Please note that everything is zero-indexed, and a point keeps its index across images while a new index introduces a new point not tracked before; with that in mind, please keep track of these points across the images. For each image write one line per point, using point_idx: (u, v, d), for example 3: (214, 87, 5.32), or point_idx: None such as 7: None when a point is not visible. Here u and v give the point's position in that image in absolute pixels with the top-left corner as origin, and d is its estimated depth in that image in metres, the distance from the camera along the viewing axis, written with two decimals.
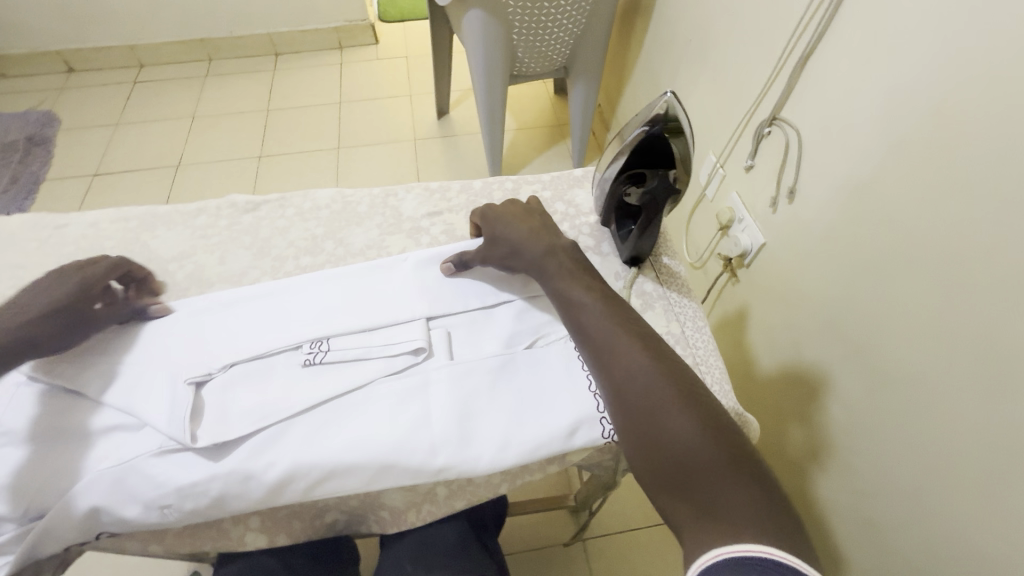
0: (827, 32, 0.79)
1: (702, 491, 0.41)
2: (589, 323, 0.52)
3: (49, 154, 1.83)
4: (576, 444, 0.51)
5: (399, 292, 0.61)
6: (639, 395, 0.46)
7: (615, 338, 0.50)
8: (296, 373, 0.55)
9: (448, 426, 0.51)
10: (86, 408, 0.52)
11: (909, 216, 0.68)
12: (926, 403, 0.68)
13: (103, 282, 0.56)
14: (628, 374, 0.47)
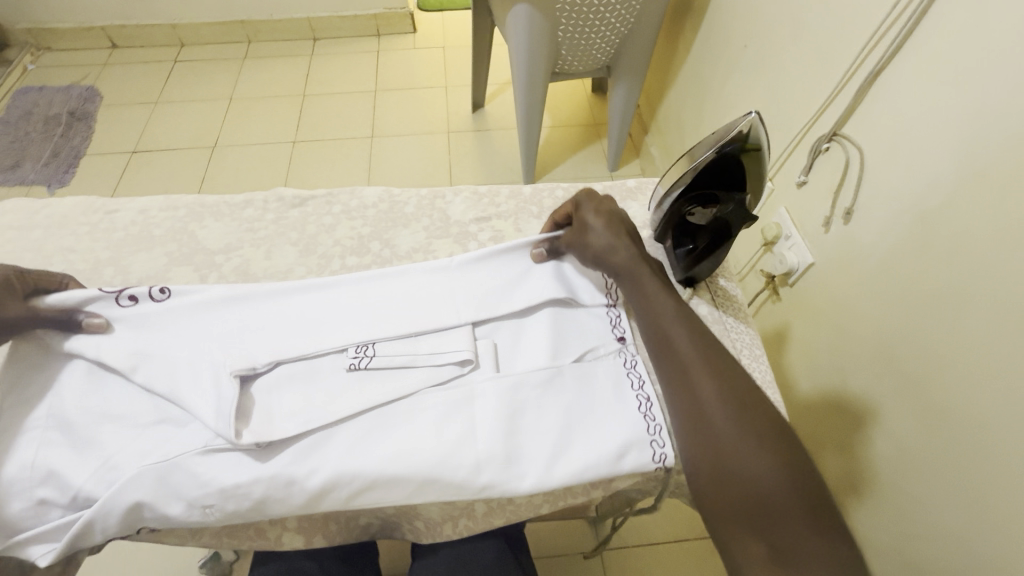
0: (902, 49, 0.75)
1: (775, 532, 0.42)
2: (670, 340, 0.51)
3: (90, 128, 1.86)
4: (624, 468, 0.49)
5: (445, 297, 0.60)
6: (722, 425, 0.46)
7: (693, 362, 0.49)
8: (342, 378, 0.54)
9: (497, 444, 0.50)
10: (134, 394, 0.52)
11: (983, 251, 0.64)
12: (984, 450, 0.65)
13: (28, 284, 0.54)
14: (710, 398, 0.47)
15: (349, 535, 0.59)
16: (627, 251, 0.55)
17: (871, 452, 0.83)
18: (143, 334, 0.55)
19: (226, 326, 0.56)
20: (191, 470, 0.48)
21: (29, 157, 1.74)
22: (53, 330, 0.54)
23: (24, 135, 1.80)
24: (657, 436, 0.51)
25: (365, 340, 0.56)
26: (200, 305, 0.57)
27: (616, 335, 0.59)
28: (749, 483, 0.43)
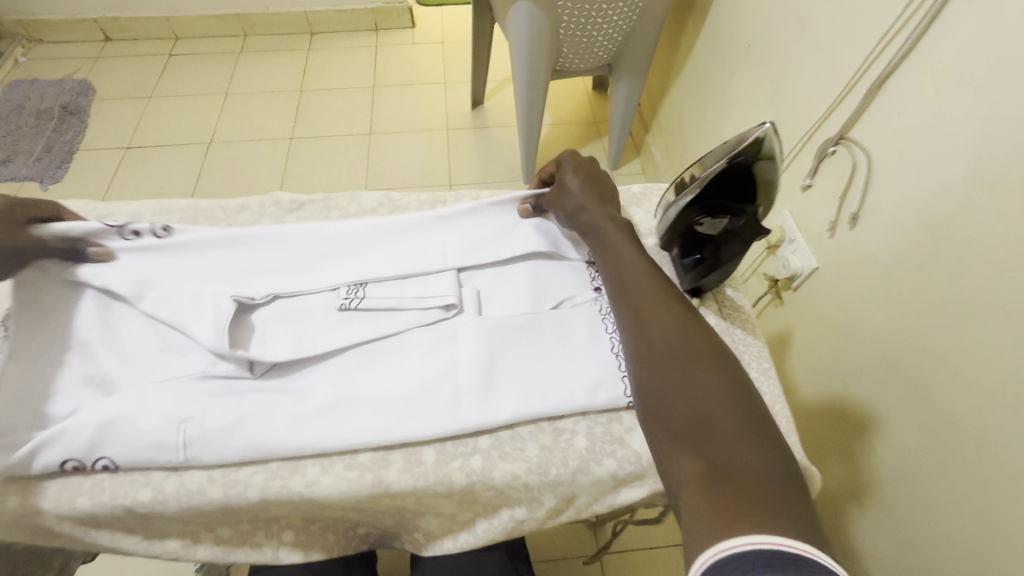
0: (913, 51, 0.73)
1: (715, 447, 0.41)
2: (626, 273, 0.52)
3: (83, 123, 1.83)
4: (598, 401, 0.51)
5: (435, 241, 0.60)
6: (676, 348, 0.47)
7: (647, 295, 0.50)
8: (331, 317, 0.55)
9: (478, 381, 0.51)
10: (133, 321, 0.54)
11: (993, 260, 0.63)
12: (987, 459, 0.64)
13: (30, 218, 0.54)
14: (661, 327, 0.48)
15: (346, 548, 0.57)
16: (590, 197, 0.57)
17: (873, 458, 0.82)
18: (149, 265, 0.57)
19: (229, 261, 0.58)
20: (179, 399, 0.49)
21: (20, 152, 1.71)
22: (58, 259, 0.55)
23: (16, 129, 1.77)
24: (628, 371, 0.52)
25: (356, 283, 0.57)
26: (207, 241, 0.58)
27: (594, 285, 0.59)
28: (695, 402, 0.44)
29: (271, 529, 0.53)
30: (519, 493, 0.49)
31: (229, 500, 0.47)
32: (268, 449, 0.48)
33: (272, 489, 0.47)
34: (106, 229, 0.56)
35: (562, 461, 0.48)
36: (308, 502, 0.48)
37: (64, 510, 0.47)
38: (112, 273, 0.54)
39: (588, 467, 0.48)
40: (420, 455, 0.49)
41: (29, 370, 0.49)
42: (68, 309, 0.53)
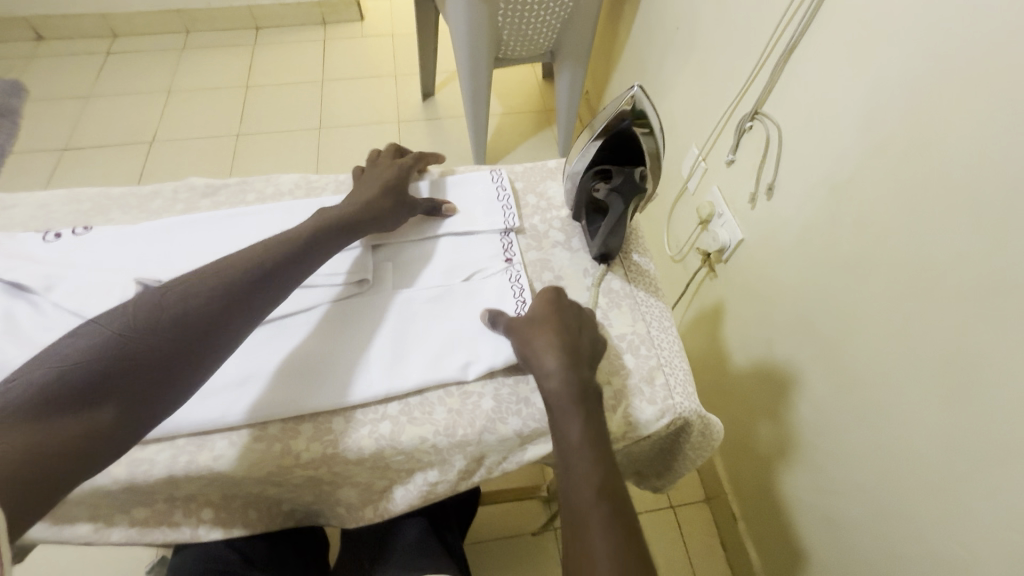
0: (811, 26, 0.77)
1: (576, 532, 0.40)
2: (555, 395, 0.47)
3: (14, 125, 1.76)
4: (499, 364, 0.52)
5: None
6: (567, 434, 0.45)
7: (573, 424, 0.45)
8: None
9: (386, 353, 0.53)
10: (36, 310, 0.53)
11: (884, 220, 0.68)
12: (889, 404, 0.69)
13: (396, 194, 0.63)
14: (579, 459, 0.43)
15: (271, 524, 0.58)
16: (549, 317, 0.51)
17: (794, 415, 0.87)
18: (59, 257, 0.57)
19: (145, 247, 0.59)
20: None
21: None
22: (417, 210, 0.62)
23: None
24: None
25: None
26: (124, 233, 0.60)
27: (504, 256, 0.60)
28: (571, 482, 0.43)
29: (189, 508, 0.54)
30: (429, 455, 0.50)
31: (135, 478, 0.48)
32: (175, 424, 0.49)
33: (180, 466, 0.48)
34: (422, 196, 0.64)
35: (469, 421, 0.50)
36: (220, 478, 0.49)
37: None
38: (21, 266, 0.54)
39: (493, 426, 0.50)
40: (331, 424, 0.50)
41: None
42: None
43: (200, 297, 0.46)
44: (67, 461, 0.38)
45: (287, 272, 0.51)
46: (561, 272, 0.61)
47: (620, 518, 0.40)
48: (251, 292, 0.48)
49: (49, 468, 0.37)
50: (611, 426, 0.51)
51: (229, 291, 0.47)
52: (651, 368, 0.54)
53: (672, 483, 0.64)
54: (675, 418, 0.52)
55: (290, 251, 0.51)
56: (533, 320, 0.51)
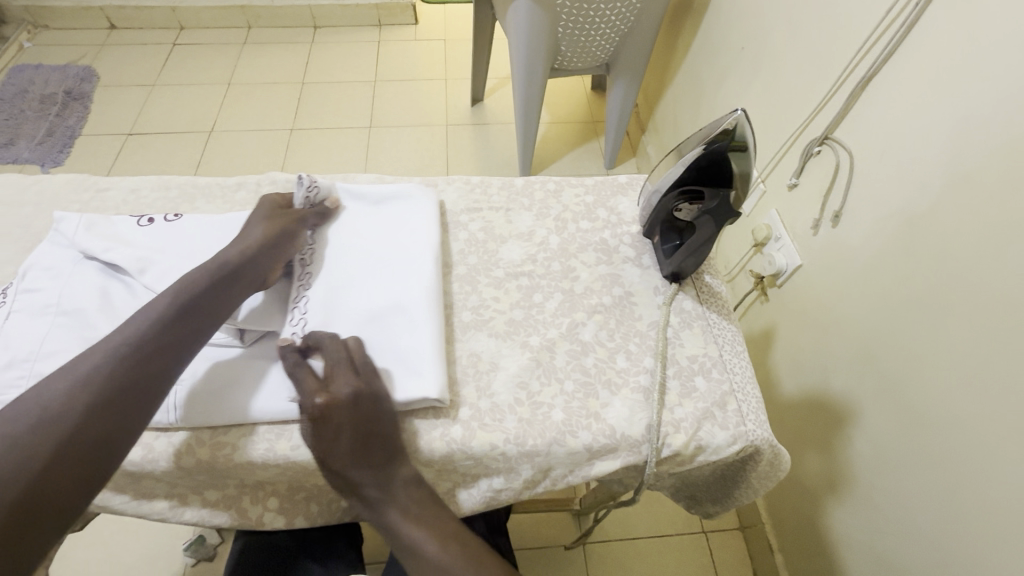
0: (894, 55, 0.75)
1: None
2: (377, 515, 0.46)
3: (86, 108, 1.84)
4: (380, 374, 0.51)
5: (365, 224, 0.63)
6: (416, 540, 0.45)
7: (411, 531, 0.45)
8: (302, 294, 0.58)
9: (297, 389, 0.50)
10: (133, 292, 0.55)
11: (965, 256, 0.65)
12: (958, 448, 0.66)
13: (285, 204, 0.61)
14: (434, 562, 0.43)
15: None
16: (331, 433, 0.47)
17: (848, 450, 0.85)
18: (153, 242, 0.59)
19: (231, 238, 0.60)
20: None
21: (23, 136, 1.74)
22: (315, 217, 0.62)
23: (19, 113, 1.79)
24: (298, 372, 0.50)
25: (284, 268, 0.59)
26: (212, 223, 0.62)
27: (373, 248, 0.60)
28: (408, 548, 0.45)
29: (257, 494, 0.55)
30: (497, 463, 0.51)
31: (216, 460, 0.49)
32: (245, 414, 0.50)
33: (258, 452, 0.50)
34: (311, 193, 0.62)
35: (540, 432, 0.50)
36: (293, 468, 0.50)
37: None
38: (119, 248, 0.57)
39: (564, 439, 0.50)
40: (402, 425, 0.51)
41: (36, 335, 0.52)
42: (73, 278, 0.55)
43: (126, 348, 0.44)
44: (41, 521, 0.37)
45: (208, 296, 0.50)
46: (632, 288, 0.60)
47: (458, 548, 0.44)
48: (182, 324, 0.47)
49: (33, 529, 0.36)
50: (682, 448, 0.50)
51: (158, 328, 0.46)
52: (723, 393, 0.53)
53: (728, 510, 0.63)
54: (747, 446, 0.51)
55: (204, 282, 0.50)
56: (319, 436, 0.47)
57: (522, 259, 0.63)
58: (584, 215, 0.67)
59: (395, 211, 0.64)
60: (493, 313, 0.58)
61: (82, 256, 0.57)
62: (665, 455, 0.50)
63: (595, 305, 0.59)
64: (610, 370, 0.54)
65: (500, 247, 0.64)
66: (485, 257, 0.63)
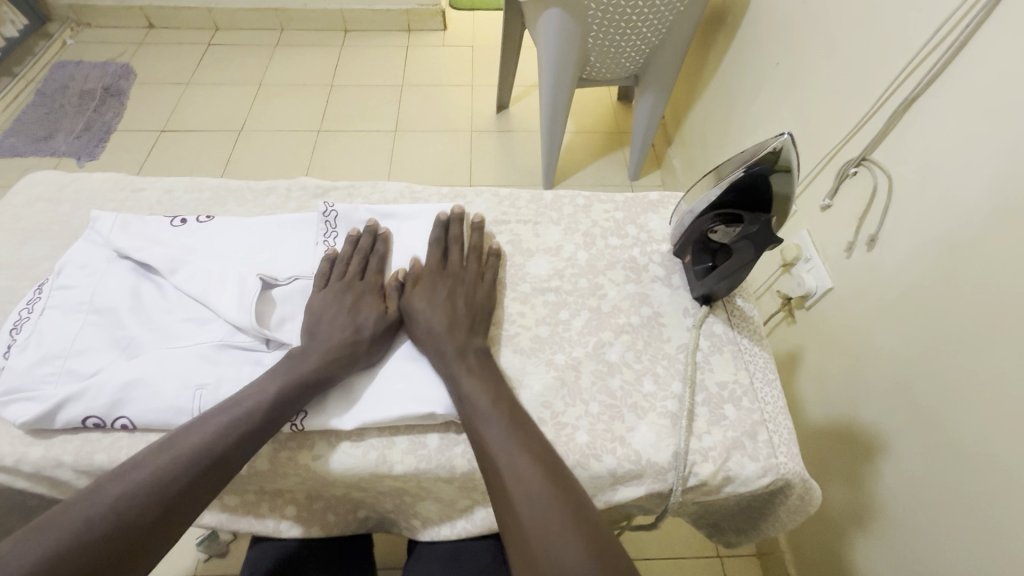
0: (941, 76, 0.73)
1: None
2: (466, 406, 0.49)
3: (121, 105, 1.89)
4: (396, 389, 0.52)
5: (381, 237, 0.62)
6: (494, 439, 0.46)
7: (495, 429, 0.47)
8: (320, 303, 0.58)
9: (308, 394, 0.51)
10: (162, 293, 0.56)
11: (1011, 289, 0.63)
12: (993, 488, 0.64)
13: (351, 266, 0.59)
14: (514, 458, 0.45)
15: (346, 528, 0.59)
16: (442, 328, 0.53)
17: (877, 483, 0.81)
18: (185, 243, 0.60)
19: (259, 241, 0.61)
20: (201, 365, 0.51)
21: (61, 130, 1.79)
22: (373, 266, 0.60)
23: (59, 108, 1.84)
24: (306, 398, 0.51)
25: (299, 277, 0.59)
26: (242, 225, 0.62)
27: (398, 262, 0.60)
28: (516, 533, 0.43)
29: (275, 501, 0.55)
30: None
31: None
32: None
33: (281, 459, 0.50)
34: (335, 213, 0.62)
35: (563, 454, 0.49)
36: (313, 477, 0.50)
37: (80, 465, 0.48)
38: (151, 249, 0.57)
39: (587, 462, 0.49)
40: (424, 439, 0.51)
41: (68, 333, 0.53)
42: (106, 277, 0.56)
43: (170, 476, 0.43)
44: None
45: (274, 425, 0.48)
46: (661, 309, 0.59)
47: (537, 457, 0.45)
48: (237, 459, 0.46)
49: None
50: (709, 478, 0.49)
51: (212, 460, 0.45)
52: (754, 422, 0.51)
53: (752, 542, 0.61)
54: (777, 479, 0.49)
55: (273, 403, 0.48)
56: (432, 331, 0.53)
57: (549, 274, 0.62)
58: (613, 232, 0.65)
59: (417, 221, 0.64)
60: (518, 328, 0.58)
61: (115, 256, 0.58)
62: (692, 484, 0.49)
63: (623, 325, 0.58)
64: (637, 394, 0.53)
65: (527, 261, 0.63)
66: (511, 270, 0.62)
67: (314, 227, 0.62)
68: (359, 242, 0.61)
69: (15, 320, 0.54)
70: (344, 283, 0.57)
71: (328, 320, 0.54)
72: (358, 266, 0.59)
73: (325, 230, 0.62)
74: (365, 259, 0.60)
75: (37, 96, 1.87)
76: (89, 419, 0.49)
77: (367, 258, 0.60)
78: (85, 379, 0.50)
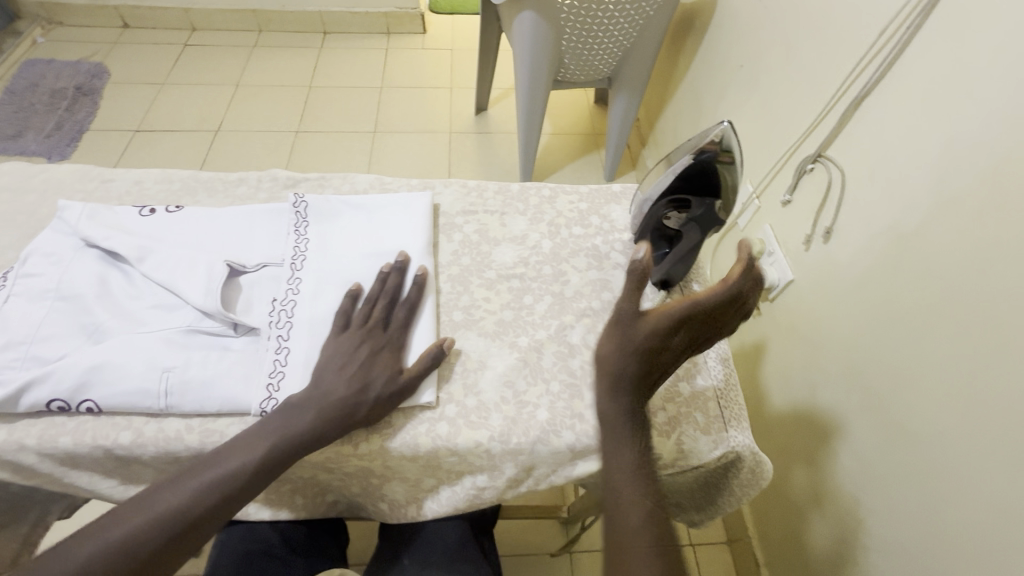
0: (886, 75, 0.77)
1: None
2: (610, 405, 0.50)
3: (94, 104, 1.87)
4: None
5: (350, 227, 0.64)
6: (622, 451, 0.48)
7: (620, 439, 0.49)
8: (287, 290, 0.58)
9: (276, 378, 0.52)
10: (130, 280, 0.57)
11: (952, 274, 0.67)
12: (941, 465, 0.67)
13: (384, 311, 0.56)
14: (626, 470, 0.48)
15: (315, 511, 0.60)
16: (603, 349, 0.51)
17: (836, 465, 0.85)
18: (153, 231, 0.60)
19: (229, 230, 0.61)
20: (169, 349, 0.52)
21: (31, 129, 1.76)
22: (408, 316, 0.56)
23: (29, 107, 1.81)
24: (274, 382, 0.52)
25: (268, 264, 0.59)
26: (211, 215, 0.63)
27: (369, 252, 0.62)
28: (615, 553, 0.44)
29: None
30: (481, 460, 0.51)
31: (205, 447, 0.50)
32: (238, 405, 0.51)
33: None
34: (300, 203, 0.63)
35: (524, 431, 0.51)
36: None
37: (47, 449, 0.49)
38: (119, 237, 0.58)
39: (548, 438, 0.51)
40: (389, 419, 0.52)
41: (33, 319, 0.53)
42: (73, 264, 0.56)
43: (194, 503, 0.45)
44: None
45: (304, 457, 0.48)
46: (621, 294, 0.61)
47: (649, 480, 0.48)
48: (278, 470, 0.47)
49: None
50: (663, 451, 0.51)
51: (257, 474, 0.47)
52: (707, 398, 0.54)
53: (711, 518, 0.63)
54: (728, 451, 0.52)
55: (314, 425, 0.48)
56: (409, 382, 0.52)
57: (514, 262, 0.64)
58: (577, 222, 0.68)
59: (386, 211, 0.65)
60: (483, 313, 0.59)
61: (82, 245, 0.58)
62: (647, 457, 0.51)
63: (584, 309, 0.60)
64: None
65: (494, 250, 0.65)
66: (478, 258, 0.64)
67: (282, 216, 0.63)
68: (389, 280, 0.58)
69: None
70: (367, 329, 0.54)
71: (336, 367, 0.51)
72: (389, 312, 0.56)
73: (295, 220, 0.62)
74: (402, 307, 0.57)
75: (6, 94, 1.84)
76: (53, 402, 0.49)
77: (405, 307, 0.57)
78: (50, 364, 0.50)
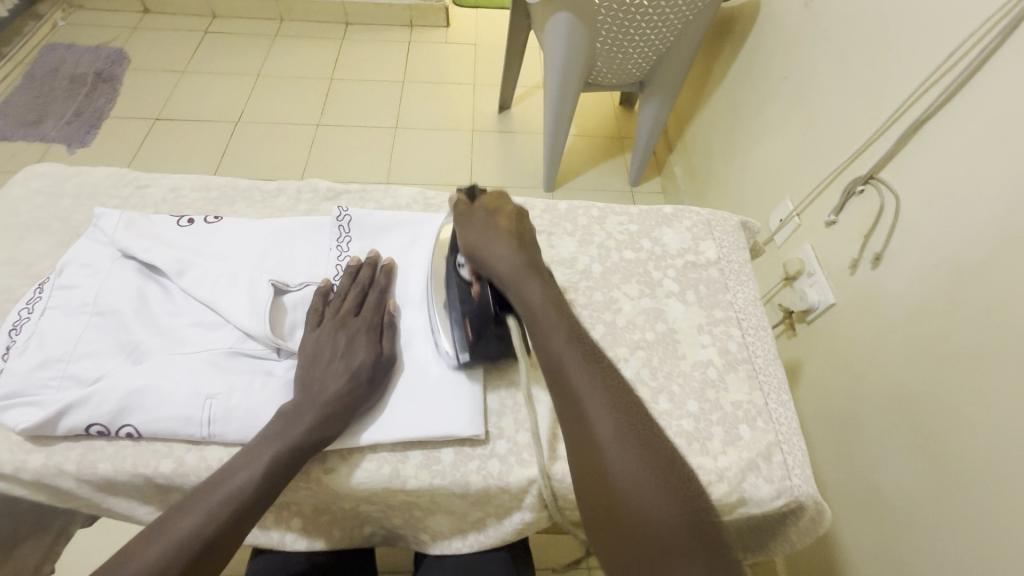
0: (950, 101, 0.74)
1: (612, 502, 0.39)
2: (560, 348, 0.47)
3: (114, 91, 1.84)
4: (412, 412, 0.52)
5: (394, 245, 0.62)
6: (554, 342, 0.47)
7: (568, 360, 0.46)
8: None
9: None
10: (169, 295, 0.54)
11: (1018, 313, 0.63)
12: (993, 508, 0.64)
13: (341, 298, 0.55)
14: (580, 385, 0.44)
15: (351, 541, 0.58)
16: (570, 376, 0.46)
17: (877, 498, 0.82)
18: (192, 244, 0.58)
19: (270, 244, 0.59)
20: (211, 373, 0.50)
21: (51, 115, 1.74)
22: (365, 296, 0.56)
23: (49, 92, 1.80)
24: None
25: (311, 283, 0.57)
26: (252, 227, 0.61)
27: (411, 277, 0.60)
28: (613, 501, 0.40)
29: (280, 514, 0.54)
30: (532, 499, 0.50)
31: None
32: None
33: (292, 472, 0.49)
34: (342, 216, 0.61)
35: None
36: (325, 490, 0.50)
37: (86, 474, 0.47)
38: (157, 249, 0.56)
39: None
40: (438, 454, 0.51)
41: (70, 335, 0.51)
42: (110, 277, 0.54)
43: (209, 522, 0.42)
44: None
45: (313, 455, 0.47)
46: (675, 325, 0.59)
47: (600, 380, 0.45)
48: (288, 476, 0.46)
49: None
50: (724, 499, 0.48)
51: (270, 483, 0.45)
52: (769, 443, 0.52)
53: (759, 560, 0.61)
54: (791, 501, 0.49)
55: (320, 423, 0.47)
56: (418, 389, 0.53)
57: (563, 287, 0.61)
58: (628, 245, 0.65)
59: (431, 230, 0.63)
60: None
61: (120, 256, 0.56)
62: None
63: (638, 341, 0.58)
64: (652, 412, 0.53)
65: None
66: None
67: (325, 232, 0.61)
68: (358, 274, 0.57)
69: (14, 320, 0.52)
70: (329, 319, 0.53)
71: (322, 362, 0.51)
72: (345, 297, 0.55)
73: (339, 235, 0.60)
74: (357, 288, 0.56)
75: (26, 78, 1.82)
76: (93, 426, 0.47)
77: (360, 288, 0.56)
78: (88, 385, 0.48)
